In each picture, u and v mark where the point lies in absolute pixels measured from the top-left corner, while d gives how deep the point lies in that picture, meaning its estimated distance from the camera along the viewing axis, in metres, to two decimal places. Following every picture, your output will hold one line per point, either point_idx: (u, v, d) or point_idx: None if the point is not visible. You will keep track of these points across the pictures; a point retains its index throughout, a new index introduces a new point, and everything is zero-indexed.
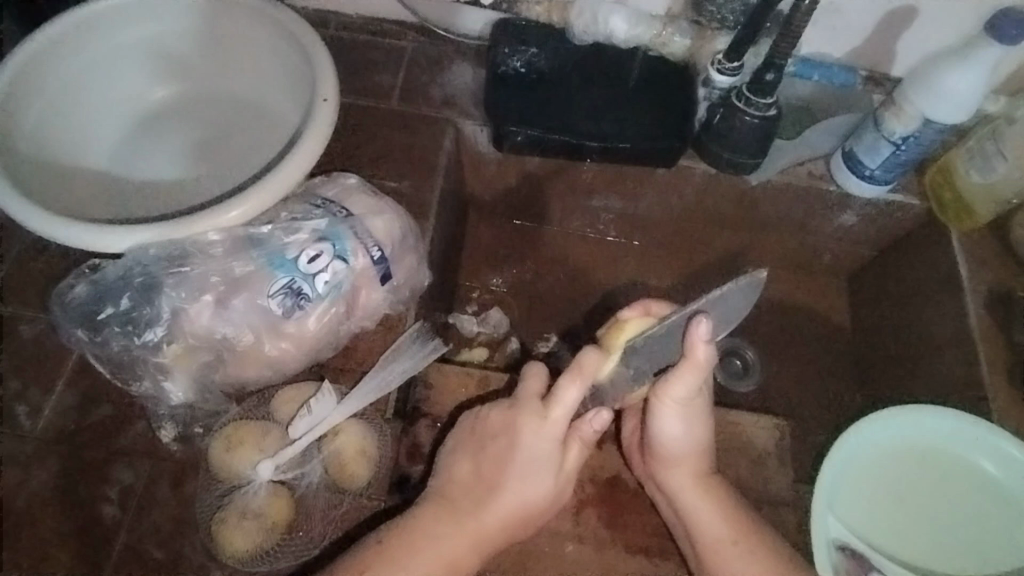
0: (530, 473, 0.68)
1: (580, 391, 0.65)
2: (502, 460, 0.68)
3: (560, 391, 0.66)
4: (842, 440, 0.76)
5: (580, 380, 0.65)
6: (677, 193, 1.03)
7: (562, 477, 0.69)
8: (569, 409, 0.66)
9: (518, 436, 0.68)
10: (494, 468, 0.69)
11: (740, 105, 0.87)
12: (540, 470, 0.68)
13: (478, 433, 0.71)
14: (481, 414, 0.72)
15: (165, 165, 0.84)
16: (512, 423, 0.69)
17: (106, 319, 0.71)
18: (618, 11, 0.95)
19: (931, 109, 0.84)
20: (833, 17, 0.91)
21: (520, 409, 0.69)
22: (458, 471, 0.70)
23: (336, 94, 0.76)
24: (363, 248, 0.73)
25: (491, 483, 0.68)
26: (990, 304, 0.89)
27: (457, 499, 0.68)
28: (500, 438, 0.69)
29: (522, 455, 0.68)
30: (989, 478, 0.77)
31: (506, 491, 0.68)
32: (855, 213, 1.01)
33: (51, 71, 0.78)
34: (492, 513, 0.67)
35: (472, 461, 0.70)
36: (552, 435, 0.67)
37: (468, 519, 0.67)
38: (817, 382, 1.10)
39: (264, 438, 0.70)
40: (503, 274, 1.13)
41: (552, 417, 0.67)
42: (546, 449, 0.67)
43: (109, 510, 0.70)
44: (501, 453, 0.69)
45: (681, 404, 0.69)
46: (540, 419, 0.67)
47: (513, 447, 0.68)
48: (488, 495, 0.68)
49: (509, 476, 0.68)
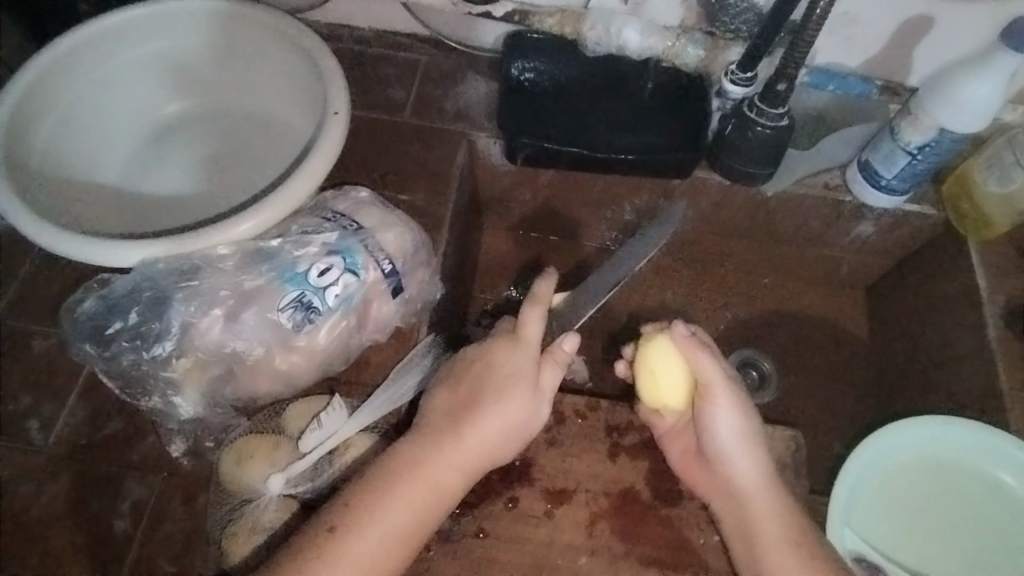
0: (504, 389, 0.67)
1: (542, 312, 0.70)
2: (478, 379, 0.68)
3: (522, 314, 0.71)
4: (863, 447, 0.75)
5: (537, 303, 0.70)
6: (692, 204, 1.02)
7: (539, 397, 0.69)
8: (537, 330, 0.70)
9: (492, 358, 0.69)
10: (471, 389, 0.68)
11: (752, 116, 0.87)
12: (517, 385, 0.67)
13: (456, 365, 0.70)
14: (454, 356, 0.72)
15: (178, 178, 0.85)
16: (487, 349, 0.69)
17: (115, 333, 0.71)
18: (632, 24, 0.94)
19: (949, 119, 0.83)
20: (850, 27, 0.90)
21: (490, 339, 0.70)
22: (436, 401, 0.68)
23: (347, 107, 0.76)
24: (375, 262, 0.73)
25: (470, 401, 0.67)
26: (1010, 315, 0.87)
27: (436, 421, 0.67)
28: (477, 364, 0.69)
29: (498, 375, 0.68)
30: (1013, 490, 0.75)
31: (484, 409, 0.66)
32: (872, 223, 0.99)
33: (62, 87, 0.79)
34: (472, 433, 0.66)
35: (449, 390, 0.69)
36: (524, 352, 0.69)
37: (445, 436, 0.66)
38: (835, 394, 1.08)
39: (275, 452, 0.70)
40: (516, 286, 1.12)
41: (524, 337, 0.70)
42: (522, 365, 0.68)
43: (120, 524, 0.70)
44: (480, 373, 0.68)
45: (734, 405, 0.71)
46: (512, 343, 0.69)
47: (489, 368, 0.68)
48: (467, 412, 0.67)
49: (486, 395, 0.67)
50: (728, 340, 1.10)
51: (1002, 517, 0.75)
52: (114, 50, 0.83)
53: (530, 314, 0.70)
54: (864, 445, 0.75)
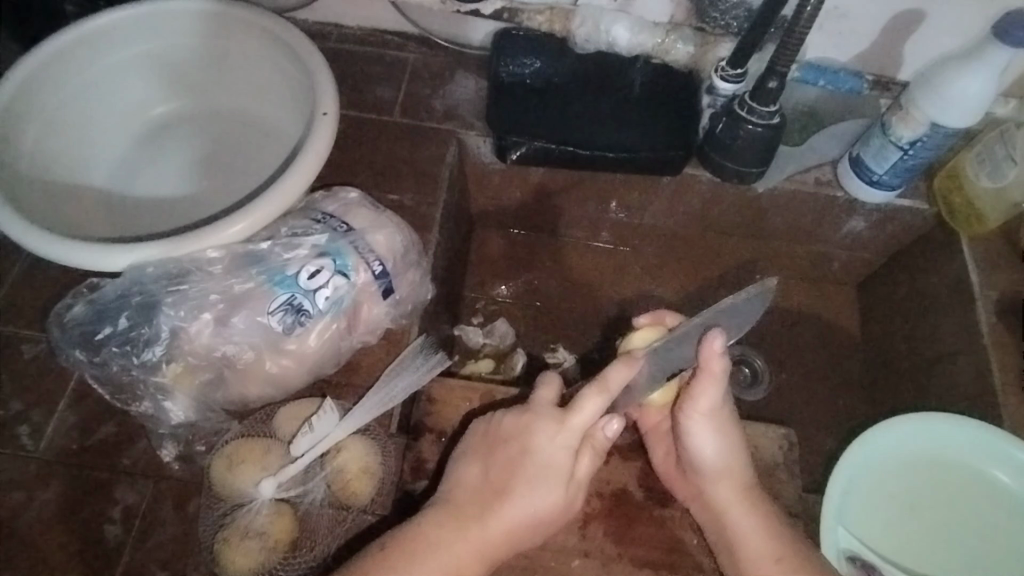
0: (540, 480, 0.66)
1: (603, 402, 0.65)
2: (516, 462, 0.67)
3: (580, 399, 0.66)
4: (856, 447, 0.75)
5: (603, 393, 0.65)
6: (684, 202, 1.02)
7: (572, 487, 0.68)
8: (588, 419, 0.66)
9: (531, 441, 0.67)
10: (503, 473, 0.67)
11: (743, 114, 0.86)
12: (552, 477, 0.66)
13: (492, 436, 0.70)
14: (490, 421, 0.71)
15: (167, 180, 0.84)
16: (526, 427, 0.68)
17: (104, 339, 0.70)
18: (621, 20, 0.95)
19: (939, 114, 0.83)
20: (839, 22, 0.90)
21: (535, 417, 0.68)
22: (467, 477, 0.68)
23: (336, 108, 0.75)
24: (365, 263, 0.72)
25: (500, 487, 0.67)
26: (1002, 309, 0.88)
27: (465, 504, 0.67)
28: (512, 444, 0.68)
29: (535, 461, 0.67)
30: (1004, 488, 0.75)
31: (514, 498, 0.66)
32: (864, 219, 0.99)
33: (50, 89, 0.78)
34: (499, 519, 0.65)
35: (482, 465, 0.69)
36: (566, 443, 0.67)
37: (473, 524, 0.65)
38: (828, 390, 1.08)
39: (266, 457, 0.70)
40: (508, 284, 1.12)
41: (571, 424, 0.66)
42: (560, 455, 0.67)
43: (112, 530, 0.70)
44: (513, 458, 0.67)
45: (710, 416, 0.69)
46: (558, 425, 0.67)
47: (526, 452, 0.67)
48: (497, 500, 0.66)
49: (519, 485, 0.66)
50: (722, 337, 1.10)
51: (996, 514, 0.75)
52: (103, 52, 0.82)
53: (586, 405, 0.66)
54: (861, 441, 0.75)
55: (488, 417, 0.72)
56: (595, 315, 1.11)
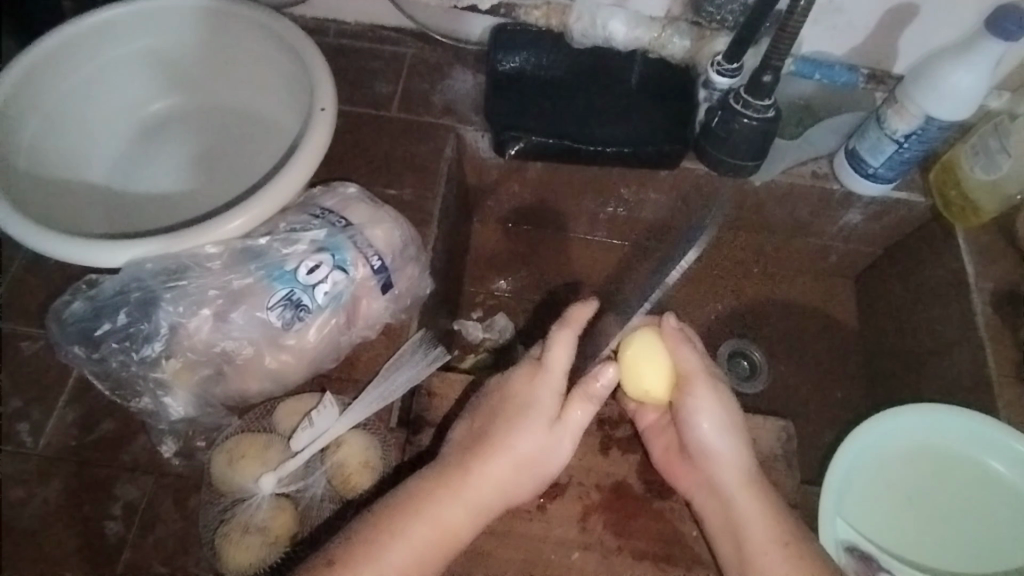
0: (523, 421, 0.67)
1: (572, 335, 0.69)
2: (500, 413, 0.69)
3: (551, 344, 0.69)
4: (851, 438, 0.75)
5: (569, 328, 0.69)
6: (681, 195, 1.02)
7: (559, 431, 0.68)
8: (563, 359, 0.69)
9: (510, 387, 0.70)
10: (487, 421, 0.69)
11: (738, 108, 0.87)
12: (533, 416, 0.68)
13: (481, 396, 0.72)
14: (483, 386, 0.74)
15: (166, 176, 0.84)
16: (507, 378, 0.71)
17: (103, 335, 0.70)
18: (617, 15, 0.94)
19: (933, 107, 0.83)
20: (834, 17, 0.91)
21: (515, 368, 0.71)
22: (457, 434, 0.70)
23: (335, 103, 0.75)
24: (364, 258, 0.73)
25: (483, 436, 0.68)
26: (997, 301, 0.88)
27: (450, 456, 0.68)
28: (496, 395, 0.70)
29: (515, 403, 0.69)
30: (999, 478, 0.76)
31: (495, 441, 0.67)
32: (860, 211, 1.00)
33: (47, 87, 0.78)
34: (483, 465, 0.66)
35: (470, 421, 0.70)
36: (546, 382, 0.69)
37: (457, 478, 0.66)
38: (826, 382, 1.09)
39: (266, 452, 0.70)
40: (506, 279, 1.12)
41: (547, 363, 0.69)
42: (540, 395, 0.68)
43: (112, 526, 0.70)
44: (496, 406, 0.69)
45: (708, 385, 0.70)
46: (534, 370, 0.70)
47: (506, 398, 0.69)
48: (479, 447, 0.67)
49: (502, 430, 0.67)
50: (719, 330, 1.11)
51: (993, 504, 0.76)
52: (100, 48, 0.82)
53: (556, 341, 0.69)
54: (857, 432, 0.75)
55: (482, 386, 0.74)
56: None
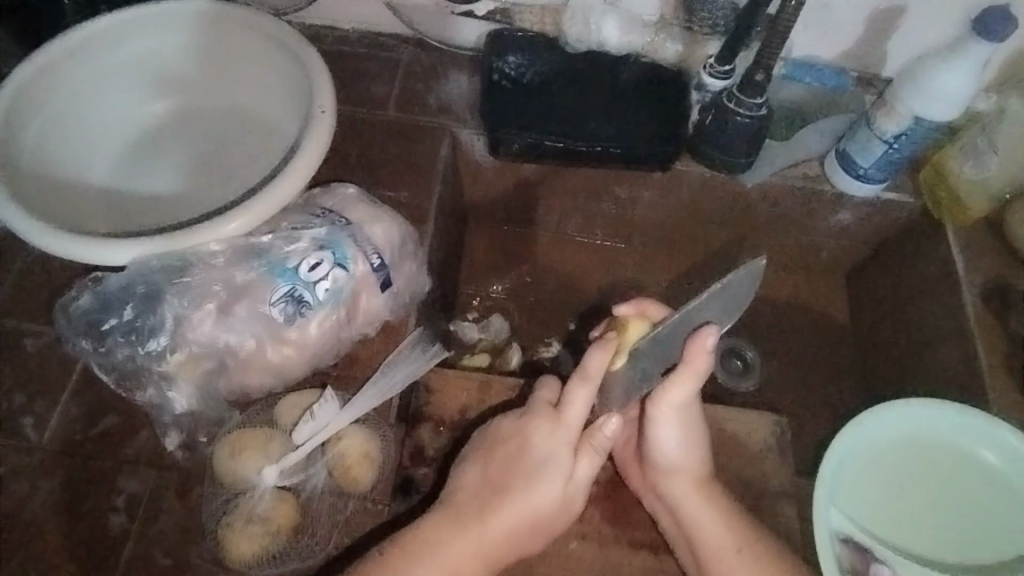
0: (538, 477, 0.68)
1: (590, 391, 0.68)
2: (512, 463, 0.69)
3: (570, 393, 0.69)
4: (846, 429, 0.76)
5: (589, 382, 0.68)
6: (675, 196, 1.04)
7: (572, 485, 0.69)
8: (580, 413, 0.69)
9: (529, 439, 0.69)
10: (503, 473, 0.69)
11: (731, 106, 0.89)
12: (548, 474, 0.68)
13: (491, 438, 0.72)
14: (491, 426, 0.73)
15: (166, 177, 0.85)
16: (524, 427, 0.70)
17: (110, 328, 0.72)
18: (610, 16, 0.96)
19: (922, 109, 0.85)
20: (822, 17, 0.92)
21: (533, 417, 0.70)
22: (468, 479, 0.70)
23: (334, 103, 0.77)
24: (363, 255, 0.74)
25: (500, 488, 0.69)
26: (987, 295, 0.90)
27: (465, 504, 0.69)
28: (510, 444, 0.70)
29: (532, 460, 0.69)
30: (990, 467, 0.77)
31: (515, 495, 0.68)
32: (851, 211, 1.01)
33: (51, 88, 0.79)
34: (499, 520, 0.67)
35: (482, 467, 0.70)
36: (564, 438, 0.69)
37: (474, 525, 0.67)
38: (820, 380, 1.10)
39: (268, 445, 0.71)
40: (502, 281, 1.14)
41: (567, 421, 0.69)
42: (559, 453, 0.68)
43: (116, 519, 0.71)
44: (511, 458, 0.69)
45: (677, 410, 0.71)
46: (553, 424, 0.69)
47: (523, 451, 0.69)
48: (496, 501, 0.68)
49: (519, 483, 0.68)
50: None
51: (985, 495, 0.77)
52: (103, 51, 0.83)
53: (576, 397, 0.68)
54: (852, 423, 0.77)
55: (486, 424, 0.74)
56: (588, 310, 1.13)
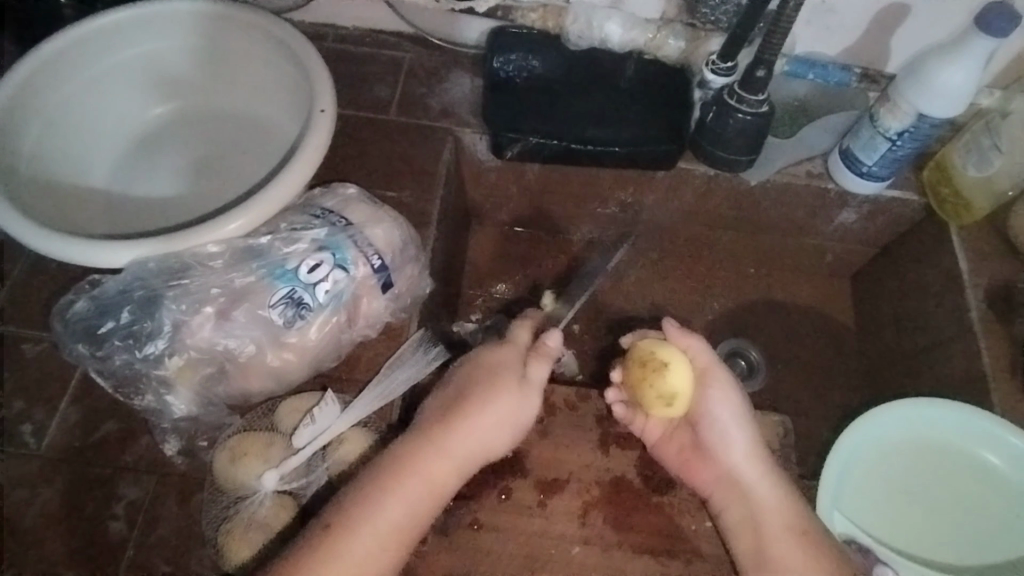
0: (493, 391, 0.70)
1: (559, 339, 0.74)
2: (470, 382, 0.71)
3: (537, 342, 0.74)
4: (850, 430, 0.76)
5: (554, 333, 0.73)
6: (677, 195, 1.03)
7: (529, 398, 0.72)
8: (554, 349, 0.74)
9: (481, 360, 0.73)
10: (462, 390, 0.70)
11: (732, 104, 0.88)
12: (505, 386, 0.70)
13: (450, 370, 0.73)
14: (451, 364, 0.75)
15: (165, 179, 0.85)
16: (480, 357, 0.73)
17: (107, 333, 0.71)
18: (614, 17, 0.95)
19: (924, 105, 0.84)
20: (827, 17, 0.92)
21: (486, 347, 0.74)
22: (428, 405, 0.71)
23: (334, 105, 0.76)
24: (364, 257, 0.73)
25: (457, 399, 0.70)
26: (991, 298, 0.89)
27: (428, 420, 0.69)
28: (472, 369, 0.72)
29: (485, 378, 0.71)
30: (996, 472, 0.76)
31: (474, 407, 0.69)
32: (855, 211, 1.00)
33: (48, 90, 0.79)
34: (461, 428, 0.68)
35: (440, 394, 0.71)
36: (512, 357, 0.73)
37: (437, 433, 0.67)
38: (823, 380, 1.09)
39: (269, 449, 0.71)
40: (505, 281, 1.13)
41: (519, 345, 0.73)
42: (510, 365, 0.72)
43: (116, 526, 0.71)
44: (472, 378, 0.71)
45: (724, 382, 0.73)
46: (509, 359, 0.72)
47: (480, 372, 0.71)
48: (457, 412, 0.68)
49: (477, 393, 0.69)
50: (717, 329, 1.11)
51: (991, 498, 0.76)
52: (101, 53, 0.83)
53: (544, 348, 0.73)
54: (857, 424, 0.76)
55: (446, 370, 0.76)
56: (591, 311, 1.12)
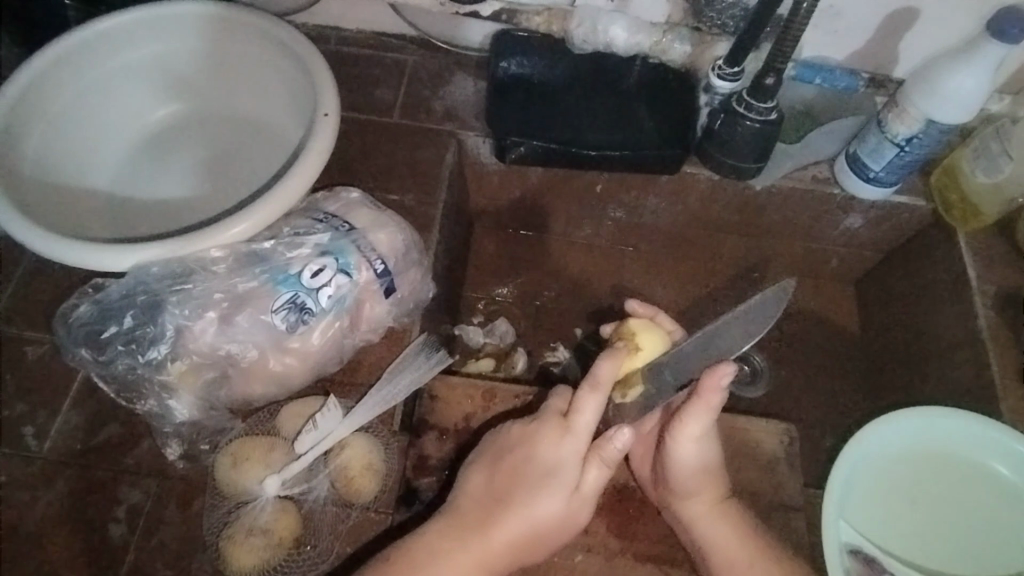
0: (540, 487, 0.67)
1: (600, 400, 0.67)
2: (516, 475, 0.69)
3: (579, 402, 0.68)
4: (856, 439, 0.75)
5: (599, 391, 0.67)
6: (682, 199, 1.02)
7: (576, 499, 0.68)
8: (590, 420, 0.67)
9: (536, 449, 0.69)
10: (508, 481, 0.69)
11: (740, 110, 0.87)
12: (555, 484, 0.67)
13: (499, 446, 0.71)
14: (500, 432, 0.73)
15: (173, 183, 0.85)
16: (530, 436, 0.69)
17: (109, 338, 0.71)
18: (619, 20, 0.94)
19: (936, 111, 0.83)
20: (836, 21, 0.91)
21: (540, 426, 0.69)
22: (472, 485, 0.70)
23: (338, 109, 0.76)
24: (367, 262, 0.73)
25: (503, 496, 0.68)
26: (999, 305, 0.88)
27: (469, 513, 0.68)
28: (517, 452, 0.69)
29: (538, 469, 0.68)
30: (1002, 480, 0.76)
31: (517, 506, 0.67)
32: (861, 216, 1.00)
33: (52, 93, 0.78)
34: (503, 526, 0.67)
35: (488, 473, 0.70)
36: (572, 448, 0.68)
37: (476, 535, 0.67)
38: (828, 386, 1.09)
39: (271, 454, 0.70)
40: (507, 284, 1.13)
41: (575, 431, 0.68)
42: (567, 461, 0.68)
43: (117, 530, 0.70)
44: (517, 466, 0.69)
45: (696, 440, 0.70)
46: (561, 433, 0.68)
47: (530, 460, 0.68)
48: (500, 511, 0.68)
49: (524, 493, 0.68)
50: None
51: (997, 506, 0.76)
52: (105, 56, 0.83)
53: (585, 404, 0.67)
54: (859, 435, 0.75)
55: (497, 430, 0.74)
56: (594, 315, 1.12)
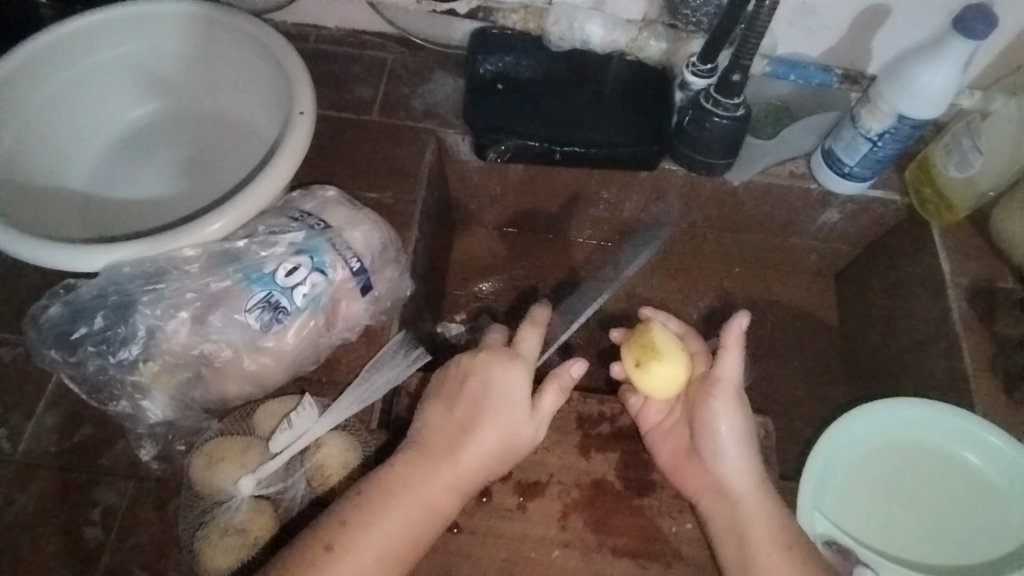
0: (500, 410, 0.67)
1: (539, 331, 0.72)
2: (477, 402, 0.67)
3: (521, 337, 0.71)
4: (828, 433, 0.76)
5: (537, 326, 0.72)
6: (661, 196, 1.03)
7: (536, 418, 0.69)
8: (533, 348, 0.71)
9: (489, 377, 0.68)
10: (470, 410, 0.67)
11: (708, 107, 0.88)
12: (513, 405, 0.67)
13: (452, 378, 0.70)
14: (451, 363, 0.71)
15: (151, 181, 0.84)
16: (483, 367, 0.69)
17: (80, 339, 0.71)
18: (595, 20, 0.95)
19: (904, 106, 0.84)
20: (807, 18, 0.92)
21: (489, 357, 0.69)
22: (431, 417, 0.68)
23: (314, 107, 0.76)
24: (342, 260, 0.73)
25: (467, 425, 0.67)
26: (971, 298, 0.89)
27: (435, 444, 0.66)
28: (472, 383, 0.68)
29: (495, 394, 0.68)
30: (972, 468, 0.77)
31: (481, 431, 0.66)
32: (838, 210, 1.01)
33: (25, 91, 0.78)
34: (470, 454, 0.65)
35: (447, 406, 0.68)
36: (523, 373, 0.69)
37: (445, 464, 0.65)
38: (807, 379, 1.10)
39: (246, 454, 0.70)
40: (489, 280, 1.13)
41: (522, 358, 0.69)
42: (519, 385, 0.68)
43: (92, 532, 0.70)
44: (476, 395, 0.68)
45: (734, 397, 0.70)
46: (511, 362, 0.69)
47: (485, 389, 0.68)
48: (466, 438, 0.66)
49: (486, 418, 0.67)
50: (704, 327, 1.11)
51: (970, 495, 0.77)
52: (81, 54, 0.82)
53: (526, 334, 0.71)
54: (829, 433, 0.76)
55: (448, 363, 0.72)
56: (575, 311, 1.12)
